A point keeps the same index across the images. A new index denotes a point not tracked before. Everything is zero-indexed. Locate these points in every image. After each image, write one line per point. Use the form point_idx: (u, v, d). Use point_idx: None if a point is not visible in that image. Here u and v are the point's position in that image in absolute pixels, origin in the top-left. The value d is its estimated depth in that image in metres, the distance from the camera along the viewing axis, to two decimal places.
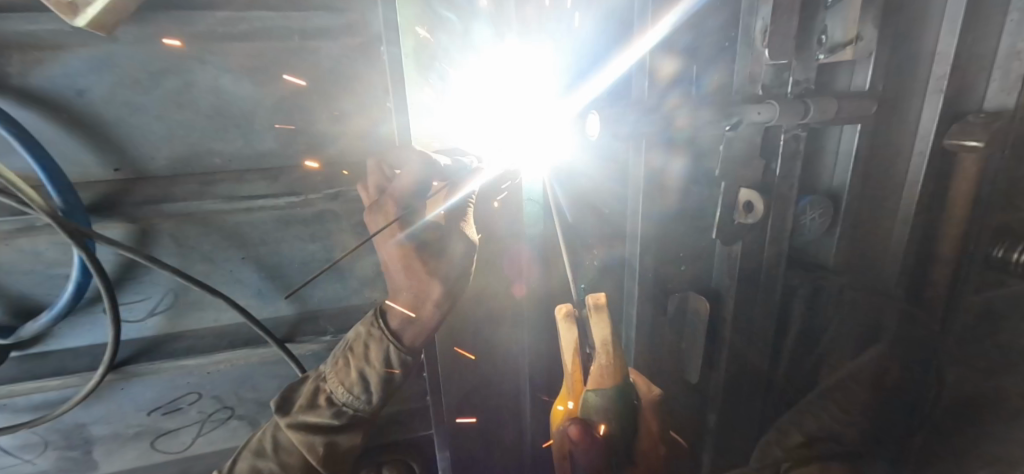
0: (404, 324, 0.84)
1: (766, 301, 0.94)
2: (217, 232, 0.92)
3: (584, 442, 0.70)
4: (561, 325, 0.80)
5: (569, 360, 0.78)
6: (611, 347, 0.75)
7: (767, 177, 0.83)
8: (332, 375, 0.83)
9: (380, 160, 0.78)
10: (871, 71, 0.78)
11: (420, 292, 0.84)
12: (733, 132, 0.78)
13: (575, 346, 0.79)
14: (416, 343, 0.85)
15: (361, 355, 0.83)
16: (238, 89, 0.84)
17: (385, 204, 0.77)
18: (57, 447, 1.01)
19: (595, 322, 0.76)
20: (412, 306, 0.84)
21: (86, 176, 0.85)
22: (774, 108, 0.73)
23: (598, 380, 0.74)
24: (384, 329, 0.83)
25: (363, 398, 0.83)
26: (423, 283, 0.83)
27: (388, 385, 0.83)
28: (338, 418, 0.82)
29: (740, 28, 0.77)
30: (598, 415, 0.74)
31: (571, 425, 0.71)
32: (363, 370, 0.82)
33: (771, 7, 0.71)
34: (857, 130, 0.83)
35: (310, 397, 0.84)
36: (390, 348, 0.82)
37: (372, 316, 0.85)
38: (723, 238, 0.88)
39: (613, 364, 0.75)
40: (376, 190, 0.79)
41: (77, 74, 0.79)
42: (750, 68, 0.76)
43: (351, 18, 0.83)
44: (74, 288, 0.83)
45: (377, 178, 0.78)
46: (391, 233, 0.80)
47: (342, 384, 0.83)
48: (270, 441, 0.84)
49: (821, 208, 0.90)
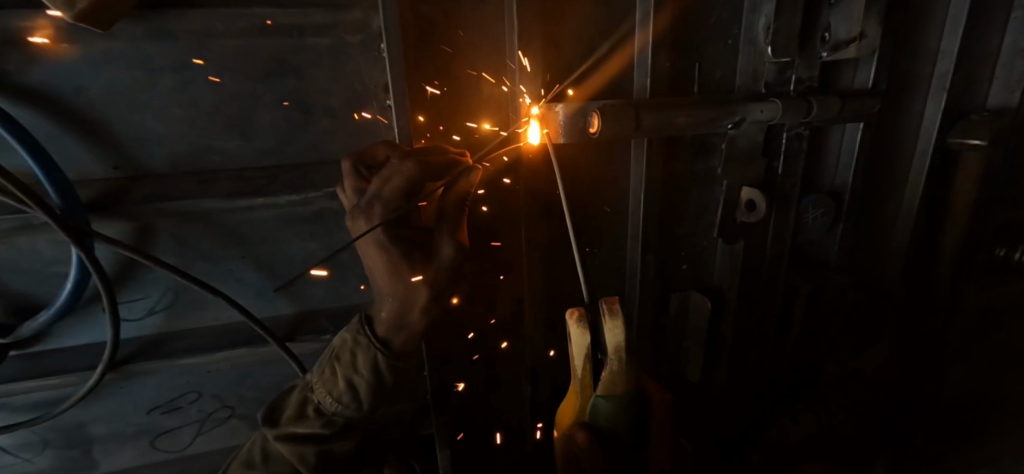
0: (392, 332, 0.81)
1: (766, 297, 1.02)
2: (216, 230, 0.91)
3: (590, 445, 0.73)
4: (573, 330, 0.73)
5: (581, 366, 0.75)
6: (623, 353, 0.73)
7: (769, 174, 0.91)
8: (320, 385, 0.83)
9: (355, 160, 0.77)
10: (873, 68, 0.88)
11: (407, 298, 0.79)
12: (736, 130, 0.86)
13: (587, 351, 0.74)
14: (405, 348, 0.82)
15: (348, 364, 0.82)
16: (238, 86, 0.83)
17: (370, 209, 0.73)
18: (56, 446, 1.00)
19: (610, 329, 0.72)
20: (399, 312, 0.80)
21: (85, 174, 0.84)
22: (776, 106, 0.83)
23: (610, 385, 0.73)
24: (370, 337, 0.81)
25: (352, 406, 0.82)
26: (408, 288, 0.78)
27: (378, 390, 0.82)
28: (328, 427, 0.82)
29: (744, 25, 0.86)
30: (607, 422, 0.75)
31: (580, 431, 0.74)
32: (351, 378, 0.81)
33: (775, 5, 0.80)
34: (860, 128, 0.91)
35: (299, 408, 0.84)
36: (378, 356, 0.80)
37: (357, 324, 0.83)
38: (724, 236, 0.95)
39: (624, 370, 0.73)
40: (354, 194, 0.77)
41: (75, 70, 0.78)
42: (754, 67, 0.86)
43: (352, 16, 0.82)
44: (72, 287, 0.82)
45: (353, 180, 0.77)
46: (372, 235, 0.76)
47: (330, 394, 0.82)
48: (259, 450, 0.84)
49: (823, 206, 0.97)
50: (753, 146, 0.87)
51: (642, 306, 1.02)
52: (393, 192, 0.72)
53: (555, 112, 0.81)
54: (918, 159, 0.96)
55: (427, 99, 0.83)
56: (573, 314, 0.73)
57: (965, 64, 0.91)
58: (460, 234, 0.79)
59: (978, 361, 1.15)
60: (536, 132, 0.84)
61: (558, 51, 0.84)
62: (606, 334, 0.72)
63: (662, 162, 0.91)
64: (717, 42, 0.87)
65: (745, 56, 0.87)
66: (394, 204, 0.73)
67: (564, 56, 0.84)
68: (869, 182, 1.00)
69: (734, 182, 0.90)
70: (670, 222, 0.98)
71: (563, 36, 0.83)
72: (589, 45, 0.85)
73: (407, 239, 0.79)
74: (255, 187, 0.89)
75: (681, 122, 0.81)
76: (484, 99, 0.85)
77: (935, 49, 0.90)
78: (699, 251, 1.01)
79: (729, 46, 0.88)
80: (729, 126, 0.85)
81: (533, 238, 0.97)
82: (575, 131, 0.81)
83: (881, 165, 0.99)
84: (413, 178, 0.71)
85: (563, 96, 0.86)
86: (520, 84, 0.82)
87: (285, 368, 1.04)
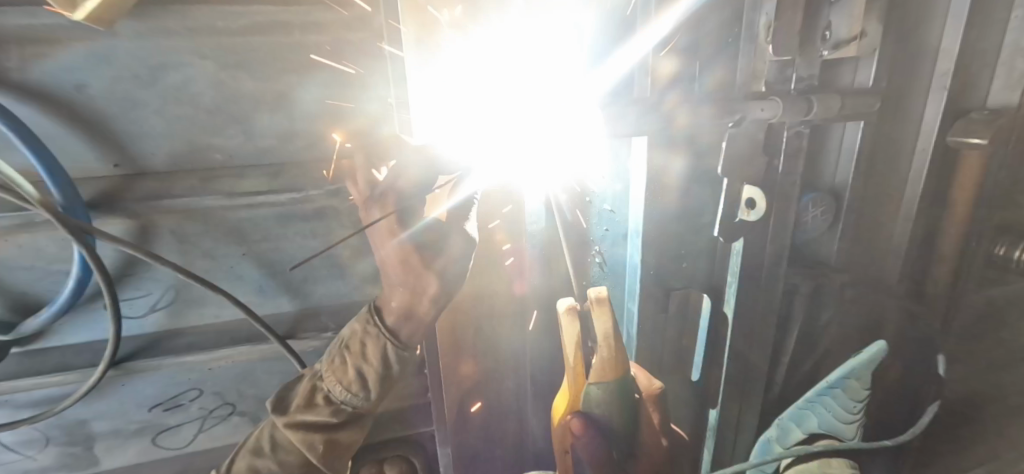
0: (400, 322, 0.83)
1: (766, 295, 1.03)
2: (217, 227, 0.91)
3: (586, 432, 0.74)
4: (563, 321, 0.74)
5: (572, 355, 0.76)
6: (612, 341, 0.72)
7: (770, 173, 0.92)
8: (329, 373, 0.84)
9: (366, 154, 0.77)
10: (874, 67, 0.89)
11: (417, 288, 0.82)
12: (736, 127, 0.85)
13: (576, 340, 0.74)
14: (412, 338, 0.85)
15: (357, 353, 0.83)
16: (239, 85, 0.83)
17: (383, 199, 0.74)
18: (59, 443, 1.01)
19: (597, 317, 0.71)
20: (409, 303, 0.83)
21: (88, 171, 0.85)
22: (777, 104, 0.83)
23: (600, 374, 0.73)
24: (380, 326, 0.82)
25: (361, 395, 0.84)
26: (419, 278, 0.81)
27: (385, 381, 0.84)
28: (336, 415, 0.83)
29: (745, 23, 0.84)
30: (601, 407, 0.75)
31: (575, 418, 0.74)
32: (360, 368, 0.83)
33: (776, 4, 0.80)
34: (860, 127, 0.94)
35: (307, 396, 0.84)
36: (387, 345, 0.82)
37: (367, 314, 0.85)
38: (725, 235, 0.95)
39: (614, 358, 0.73)
40: (366, 185, 0.77)
41: (76, 68, 0.78)
42: (754, 66, 0.84)
43: (352, 13, 0.82)
44: (75, 284, 0.82)
45: (365, 172, 0.77)
46: (386, 224, 0.78)
47: (340, 383, 0.83)
48: (268, 437, 0.85)
49: (823, 205, 1.00)
50: (753, 145, 0.87)
51: (642, 306, 1.02)
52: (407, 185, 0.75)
53: None
54: (917, 156, 0.98)
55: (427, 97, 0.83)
56: (564, 305, 0.75)
57: (968, 63, 0.91)
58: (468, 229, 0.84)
59: (978, 360, 1.16)
60: None
61: (565, 53, 0.85)
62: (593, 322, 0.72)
63: (665, 161, 0.89)
64: (719, 40, 0.86)
65: (745, 55, 0.85)
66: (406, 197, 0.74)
67: None
68: (870, 182, 1.01)
69: (734, 181, 0.90)
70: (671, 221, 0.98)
71: None
72: None
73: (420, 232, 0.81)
74: (257, 186, 0.90)
75: (681, 121, 0.81)
76: None
77: (937, 48, 0.90)
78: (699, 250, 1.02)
79: (730, 43, 0.86)
80: (731, 124, 0.84)
81: (534, 235, 0.96)
82: None
83: (880, 163, 1.00)
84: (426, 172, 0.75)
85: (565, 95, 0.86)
86: None
87: (286, 367, 1.05)
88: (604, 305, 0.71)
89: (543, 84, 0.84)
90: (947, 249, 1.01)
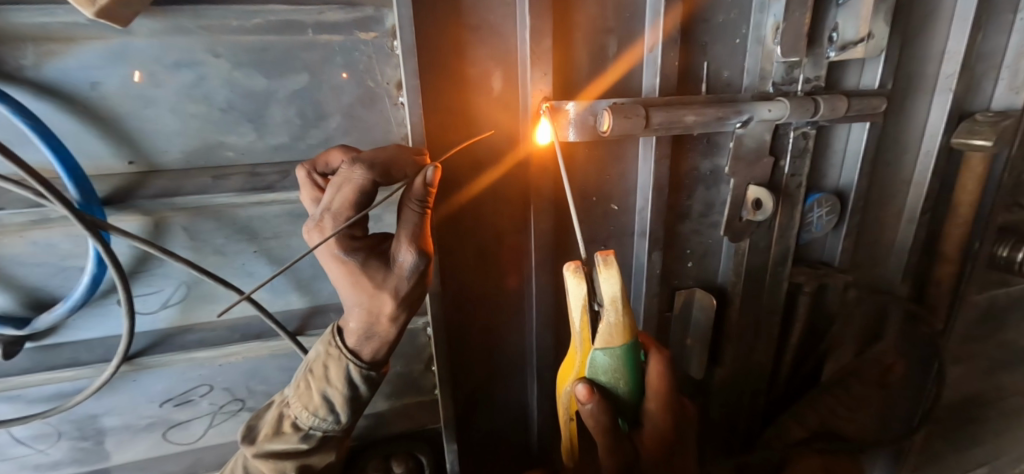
0: (362, 343, 0.85)
1: (772, 294, 1.05)
2: (228, 225, 0.92)
3: (592, 398, 0.72)
4: (571, 280, 0.72)
5: (578, 318, 0.73)
6: (620, 304, 0.71)
7: (777, 174, 0.94)
8: (296, 401, 0.88)
9: (310, 169, 0.81)
10: (879, 67, 0.91)
11: (372, 307, 0.80)
12: (744, 128, 0.87)
13: (583, 303, 0.73)
14: (376, 357, 0.87)
15: (321, 377, 0.86)
16: (252, 84, 0.84)
17: (321, 222, 0.73)
18: (71, 437, 1.01)
19: (604, 279, 0.70)
20: (368, 322, 0.82)
21: (99, 169, 0.85)
22: (785, 106, 0.85)
23: (608, 339, 0.72)
24: (342, 348, 0.85)
25: (329, 419, 0.88)
26: (373, 299, 0.79)
27: (352, 402, 0.88)
28: (307, 441, 0.88)
29: (752, 24, 0.87)
30: (606, 376, 0.75)
31: (581, 384, 0.73)
32: (325, 392, 0.86)
33: (783, 6, 0.82)
34: (865, 128, 0.94)
35: (276, 425, 0.90)
36: (350, 366, 0.85)
37: (329, 336, 0.87)
38: (732, 235, 0.96)
39: (620, 322, 0.72)
40: (312, 202, 0.82)
41: (91, 66, 0.79)
42: (761, 67, 0.88)
43: (365, 12, 0.83)
44: (89, 281, 0.83)
45: (310, 189, 0.82)
46: (328, 249, 0.76)
47: (306, 409, 0.87)
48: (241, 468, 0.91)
49: (827, 205, 1.00)
50: (760, 145, 0.89)
51: (648, 305, 1.02)
52: (343, 203, 0.72)
53: (566, 110, 0.83)
54: (922, 158, 0.99)
55: (436, 95, 0.83)
56: (571, 265, 0.72)
57: (971, 64, 0.93)
58: (423, 238, 0.78)
59: (979, 361, 1.17)
60: (546, 131, 0.85)
61: (574, 30, 0.83)
62: (601, 284, 0.70)
63: (670, 161, 0.92)
64: (726, 41, 0.88)
65: (753, 55, 0.88)
66: (344, 216, 0.73)
67: (576, 52, 0.84)
68: (877, 183, 1.02)
69: (742, 181, 0.91)
70: (677, 220, 1.00)
71: (574, 31, 0.83)
72: (600, 42, 0.85)
73: (368, 250, 0.79)
74: (267, 183, 0.89)
75: (689, 121, 0.83)
76: (495, 97, 0.86)
77: (942, 50, 0.92)
78: (706, 248, 1.03)
79: (737, 45, 0.89)
80: (738, 124, 0.86)
81: (542, 235, 0.96)
82: (586, 128, 0.83)
83: (887, 164, 1.01)
84: (365, 186, 0.72)
85: (574, 95, 0.87)
86: (531, 82, 0.81)
87: (297, 363, 1.06)
88: (613, 269, 0.70)
89: (561, 77, 0.85)
90: (950, 250, 1.03)
